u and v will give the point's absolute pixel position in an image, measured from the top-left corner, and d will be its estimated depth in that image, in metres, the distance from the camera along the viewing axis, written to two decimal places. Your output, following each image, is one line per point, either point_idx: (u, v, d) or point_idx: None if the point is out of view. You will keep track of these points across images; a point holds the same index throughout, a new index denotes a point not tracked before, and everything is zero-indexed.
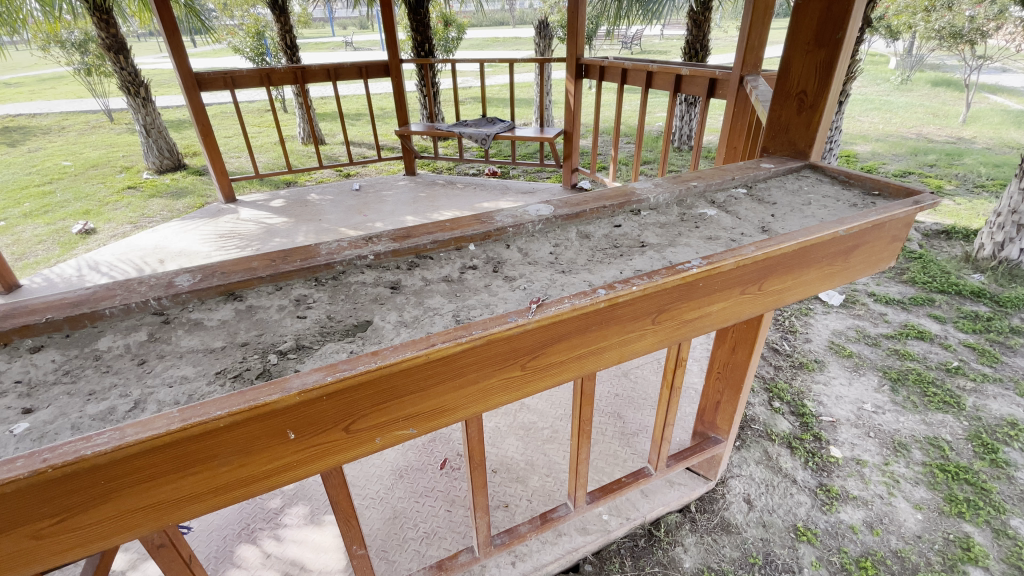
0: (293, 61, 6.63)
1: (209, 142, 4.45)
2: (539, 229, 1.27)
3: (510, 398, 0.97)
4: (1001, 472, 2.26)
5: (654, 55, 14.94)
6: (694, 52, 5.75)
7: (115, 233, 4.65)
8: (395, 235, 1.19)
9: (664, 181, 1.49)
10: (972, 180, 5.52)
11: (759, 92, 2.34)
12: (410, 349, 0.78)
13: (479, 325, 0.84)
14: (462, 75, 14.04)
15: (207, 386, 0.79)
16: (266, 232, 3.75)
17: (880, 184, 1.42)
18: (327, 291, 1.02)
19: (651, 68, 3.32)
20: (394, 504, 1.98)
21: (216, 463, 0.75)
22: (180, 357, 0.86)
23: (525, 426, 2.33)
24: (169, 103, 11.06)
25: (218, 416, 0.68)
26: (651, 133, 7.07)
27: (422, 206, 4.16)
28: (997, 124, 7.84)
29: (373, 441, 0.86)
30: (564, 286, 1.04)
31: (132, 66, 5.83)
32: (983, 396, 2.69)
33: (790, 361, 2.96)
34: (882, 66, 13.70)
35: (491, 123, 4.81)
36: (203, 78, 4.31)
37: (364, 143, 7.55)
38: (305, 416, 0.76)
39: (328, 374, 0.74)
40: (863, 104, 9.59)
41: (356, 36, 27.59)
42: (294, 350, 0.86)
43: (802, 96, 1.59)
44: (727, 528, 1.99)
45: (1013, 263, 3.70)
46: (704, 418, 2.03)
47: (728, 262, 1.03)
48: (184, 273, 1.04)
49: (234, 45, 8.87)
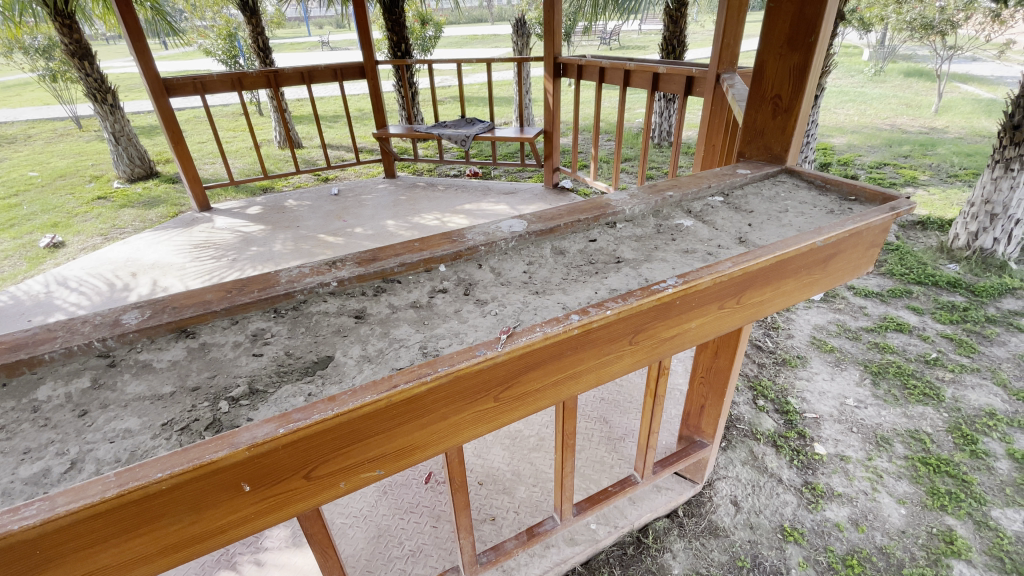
0: (266, 63, 6.47)
1: (181, 149, 4.31)
2: (512, 246, 1.23)
3: (483, 429, 0.93)
4: (981, 463, 2.28)
5: (631, 50, 15.02)
6: (671, 48, 5.73)
7: (85, 246, 4.49)
8: (361, 258, 1.13)
9: (640, 190, 1.46)
10: (945, 170, 5.62)
11: (735, 91, 2.32)
12: (371, 392, 0.73)
13: (446, 360, 0.80)
14: (441, 74, 13.97)
15: (152, 440, 0.74)
16: (243, 241, 3.64)
17: (856, 189, 1.41)
18: (286, 324, 0.97)
19: (628, 66, 3.29)
20: (378, 522, 1.92)
21: (164, 522, 0.69)
22: (125, 406, 0.80)
23: (510, 435, 2.30)
24: (140, 109, 10.79)
25: (159, 479, 0.64)
26: (631, 130, 7.07)
27: (402, 209, 4.08)
28: (968, 113, 8.00)
29: (338, 485, 0.81)
30: (536, 309, 1.00)
31: (97, 72, 5.65)
32: (962, 386, 2.72)
33: (773, 358, 2.97)
34: (856, 58, 13.89)
35: (470, 124, 4.74)
36: (172, 83, 4.16)
37: (342, 146, 7.43)
38: (260, 468, 0.71)
39: (281, 426, 0.69)
40: (838, 97, 9.71)
41: (331, 36, 27.22)
42: (247, 396, 0.81)
43: (776, 100, 1.58)
44: (715, 531, 1.98)
45: (986, 252, 3.75)
46: (689, 422, 2.00)
47: (705, 280, 1.00)
48: (132, 308, 0.98)
49: (206, 48, 8.67)
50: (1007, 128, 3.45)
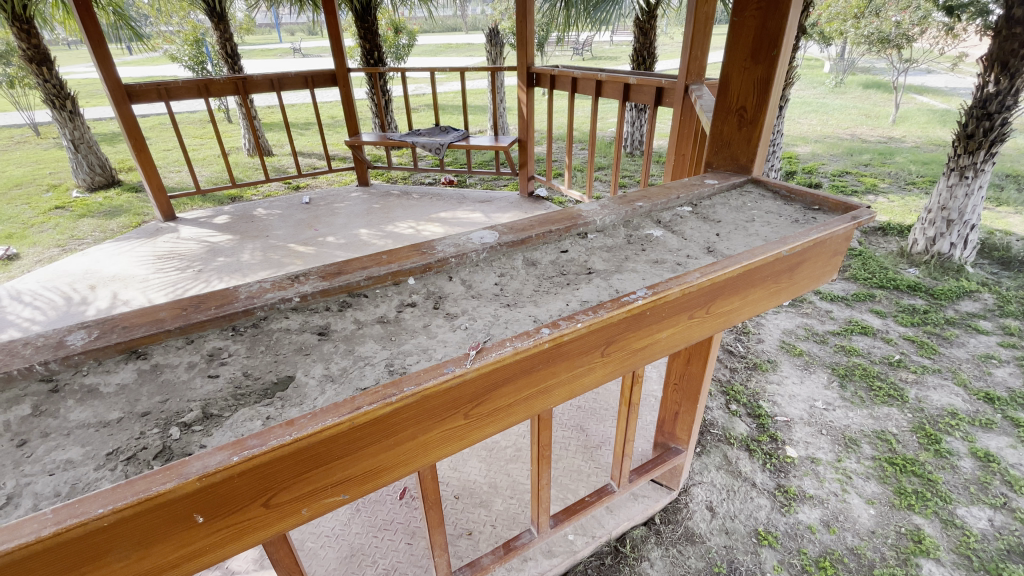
0: (234, 70, 6.33)
1: (142, 157, 4.13)
2: (483, 258, 1.21)
3: (454, 448, 0.91)
4: (945, 462, 2.35)
5: (603, 62, 15.35)
6: (642, 59, 5.83)
7: (41, 258, 4.28)
8: (326, 272, 1.10)
9: (610, 201, 1.47)
10: (903, 178, 5.86)
11: (704, 101, 2.36)
12: (331, 415, 0.70)
13: (413, 379, 0.77)
14: (416, 83, 13.99)
15: (95, 472, 0.69)
16: (209, 252, 3.52)
17: (819, 199, 1.45)
18: (245, 342, 0.94)
19: (601, 77, 3.32)
20: (351, 541, 1.86)
21: (109, 560, 0.64)
22: (67, 435, 0.75)
23: (487, 447, 2.27)
24: (100, 116, 10.43)
25: (101, 515, 0.59)
26: (604, 140, 7.17)
27: (376, 217, 4.02)
28: (924, 123, 8.39)
29: (299, 512, 0.78)
30: (507, 323, 0.98)
31: (57, 78, 5.43)
32: (925, 387, 2.81)
33: (744, 362, 3.02)
34: (818, 70, 14.45)
35: (445, 131, 4.71)
36: (135, 89, 4.00)
37: (314, 154, 7.32)
38: (214, 498, 0.67)
39: (235, 454, 0.66)
40: (802, 107, 10.07)
41: (302, 43, 26.92)
42: (201, 421, 0.77)
43: (742, 112, 1.61)
44: (691, 538, 1.98)
45: (944, 256, 3.91)
46: (664, 429, 2.00)
47: (674, 291, 1.00)
48: (79, 328, 0.92)
49: (172, 54, 8.46)
50: (961, 138, 3.60)
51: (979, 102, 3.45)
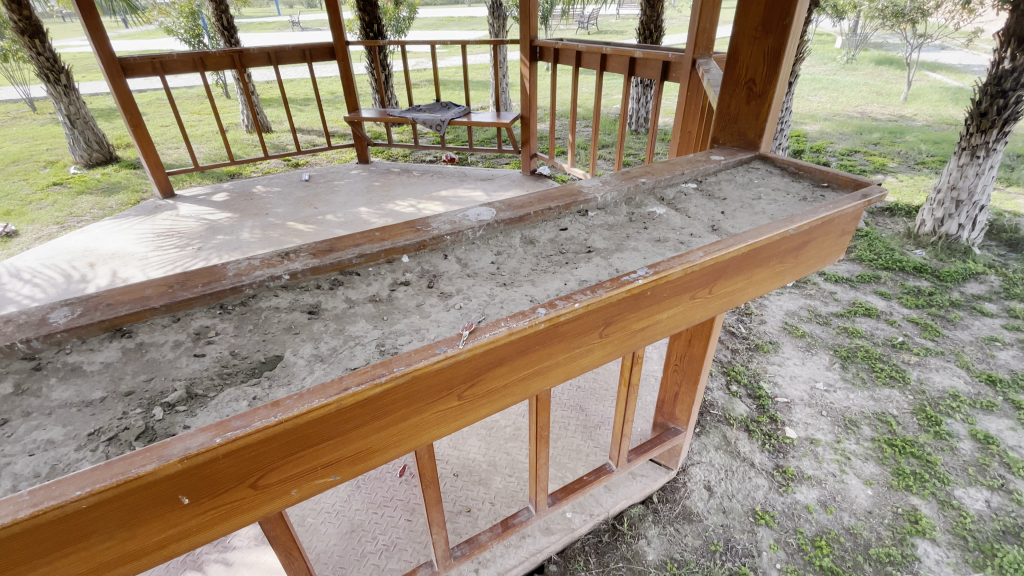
0: (231, 44, 6.17)
1: (139, 134, 4.05)
2: (479, 236, 1.18)
3: (448, 428, 0.89)
4: (945, 444, 2.35)
5: (609, 36, 14.98)
6: (648, 33, 5.64)
7: (39, 235, 4.25)
8: (317, 249, 1.07)
9: (612, 177, 1.42)
10: (913, 157, 5.74)
11: (712, 76, 2.28)
12: (319, 396, 0.68)
13: (403, 359, 0.75)
14: (417, 58, 13.71)
15: (76, 453, 0.68)
16: (208, 230, 3.49)
17: (828, 176, 1.40)
18: (233, 321, 0.91)
19: (605, 51, 3.21)
20: (352, 517, 1.87)
21: (92, 541, 0.63)
22: (48, 415, 0.73)
23: (486, 426, 2.26)
24: (96, 91, 10.27)
25: (78, 497, 0.58)
26: (608, 117, 7.03)
27: (376, 195, 3.96)
28: (936, 101, 8.19)
29: (288, 494, 0.77)
30: (503, 303, 0.95)
31: (50, 51, 5.31)
32: (927, 369, 2.79)
33: (746, 344, 3.00)
34: (828, 45, 14.11)
35: (446, 107, 4.60)
36: (129, 63, 3.89)
37: (314, 131, 7.22)
38: (197, 479, 0.66)
39: (217, 436, 0.64)
40: (812, 84, 9.83)
41: (303, 16, 26.33)
42: (185, 401, 0.75)
43: (751, 85, 1.55)
44: (688, 516, 1.99)
45: (951, 238, 3.83)
46: (663, 409, 1.99)
47: (675, 270, 0.97)
48: (62, 306, 0.90)
49: (168, 27, 8.25)
50: (974, 116, 3.50)
51: (993, 79, 3.35)
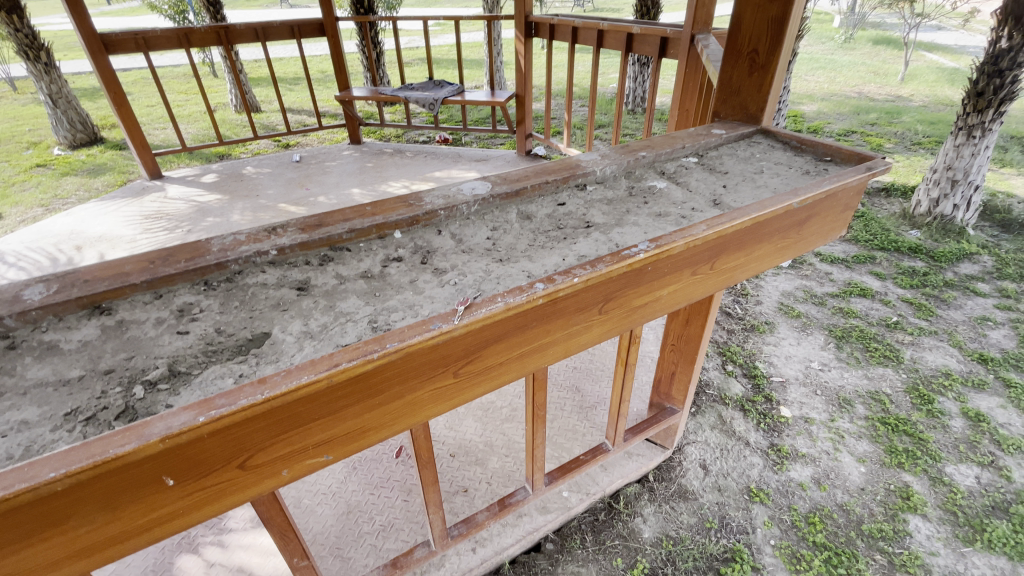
0: (217, 19, 5.97)
1: (123, 113, 3.93)
2: (474, 211, 1.14)
3: (444, 407, 0.86)
4: (937, 422, 2.36)
5: (605, 14, 14.68)
6: (645, 10, 5.51)
7: (24, 218, 4.15)
8: (305, 224, 1.03)
9: (611, 150, 1.38)
10: (909, 138, 5.71)
11: (711, 51, 2.22)
12: (308, 373, 0.65)
13: (396, 335, 0.72)
14: (409, 36, 13.39)
15: (52, 433, 0.65)
16: (197, 211, 3.41)
17: (832, 149, 1.37)
18: (218, 297, 0.88)
19: (602, 26, 3.12)
20: (348, 498, 1.86)
21: (73, 524, 0.60)
22: (23, 395, 0.70)
23: (482, 407, 2.25)
24: (78, 70, 9.97)
25: (53, 479, 0.55)
26: (604, 97, 6.91)
27: (368, 176, 3.89)
28: (933, 82, 8.12)
29: (279, 474, 0.74)
30: (499, 278, 0.92)
31: (28, 27, 5.12)
32: (920, 348, 2.80)
33: (742, 324, 2.99)
34: (826, 25, 13.90)
35: (438, 85, 4.49)
36: (110, 39, 3.75)
37: (304, 111, 7.06)
38: (181, 459, 0.63)
39: (200, 414, 0.61)
40: (809, 63, 9.71)
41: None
42: (167, 379, 0.72)
43: (753, 56, 1.50)
44: (684, 495, 2.00)
45: (947, 218, 3.82)
46: (660, 389, 1.98)
47: (677, 244, 0.94)
48: (36, 282, 0.85)
49: (151, 2, 7.98)
50: (971, 95, 3.46)
51: (991, 57, 3.30)
